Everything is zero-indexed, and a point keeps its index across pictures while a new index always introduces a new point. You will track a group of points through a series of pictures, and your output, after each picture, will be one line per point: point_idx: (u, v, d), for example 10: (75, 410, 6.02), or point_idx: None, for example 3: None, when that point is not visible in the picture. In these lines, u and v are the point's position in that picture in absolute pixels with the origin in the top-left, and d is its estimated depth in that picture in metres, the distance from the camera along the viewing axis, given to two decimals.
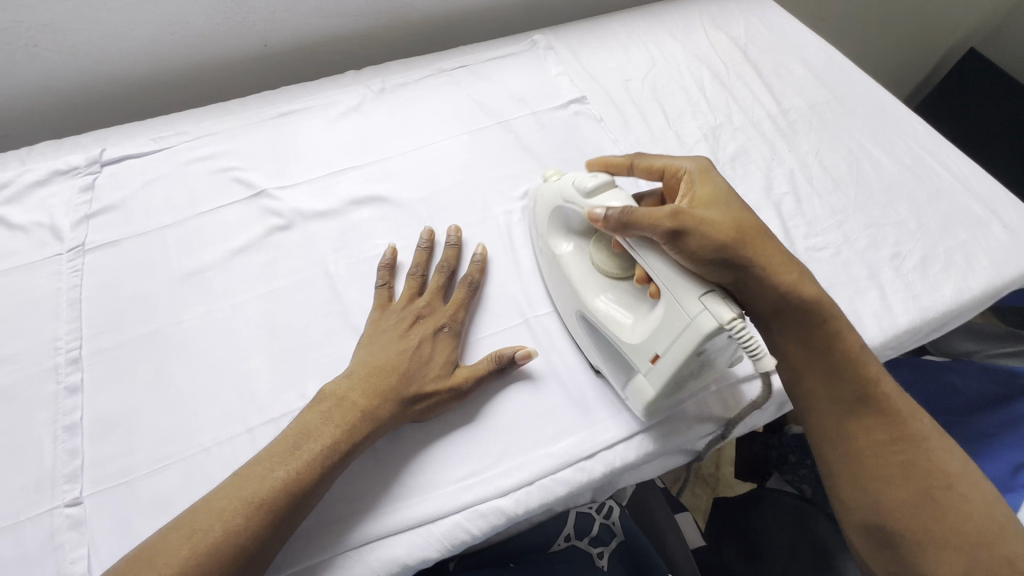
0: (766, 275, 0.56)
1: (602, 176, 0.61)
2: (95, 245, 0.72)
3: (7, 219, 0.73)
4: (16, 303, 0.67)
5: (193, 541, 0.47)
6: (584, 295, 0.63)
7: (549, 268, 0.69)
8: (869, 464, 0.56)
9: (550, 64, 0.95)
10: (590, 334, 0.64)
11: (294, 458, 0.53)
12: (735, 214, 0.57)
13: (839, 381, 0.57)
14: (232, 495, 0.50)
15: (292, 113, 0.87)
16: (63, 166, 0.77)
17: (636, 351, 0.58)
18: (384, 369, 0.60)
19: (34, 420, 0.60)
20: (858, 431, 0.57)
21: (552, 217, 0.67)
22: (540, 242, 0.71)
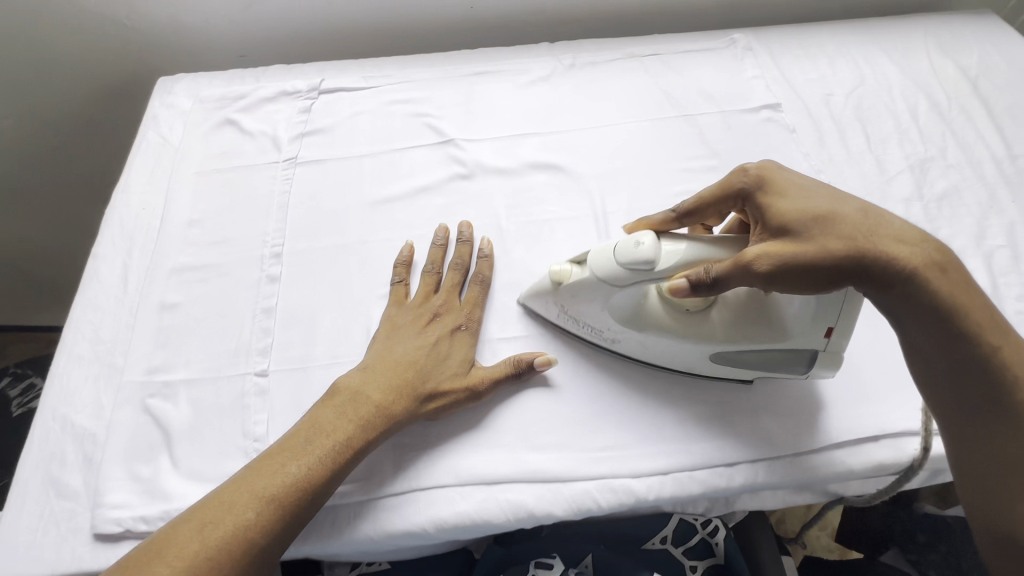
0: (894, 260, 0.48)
1: (649, 243, 0.53)
2: (305, 160, 0.81)
3: (241, 125, 0.84)
4: (238, 196, 0.77)
5: (203, 534, 0.47)
6: (706, 337, 0.59)
7: (638, 347, 0.62)
8: (1005, 466, 0.47)
9: (746, 66, 0.92)
10: (737, 361, 0.60)
11: (300, 456, 0.52)
12: (831, 207, 0.51)
13: (966, 384, 0.49)
14: (243, 490, 0.50)
15: (486, 74, 0.91)
16: (290, 89, 0.88)
17: (808, 338, 0.57)
18: (402, 364, 0.60)
19: (240, 296, 0.69)
20: (997, 442, 0.48)
21: (603, 309, 0.60)
22: (583, 327, 0.63)
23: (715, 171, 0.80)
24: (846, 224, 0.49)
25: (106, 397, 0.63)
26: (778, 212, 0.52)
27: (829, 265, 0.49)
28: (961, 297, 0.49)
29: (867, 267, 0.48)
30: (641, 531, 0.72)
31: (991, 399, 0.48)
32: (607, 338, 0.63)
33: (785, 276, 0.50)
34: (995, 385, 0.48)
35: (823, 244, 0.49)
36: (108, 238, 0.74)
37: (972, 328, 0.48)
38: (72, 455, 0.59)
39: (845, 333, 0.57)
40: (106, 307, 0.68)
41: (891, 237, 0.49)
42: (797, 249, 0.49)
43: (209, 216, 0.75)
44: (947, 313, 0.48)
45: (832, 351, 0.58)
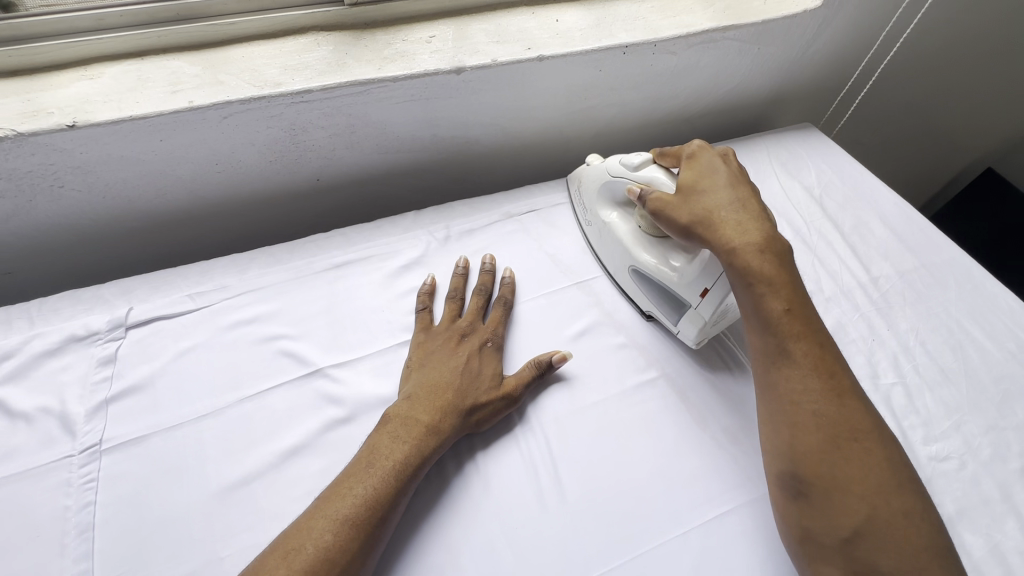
0: (720, 226, 0.63)
1: (641, 158, 0.74)
2: (115, 442, 0.60)
3: (7, 405, 0.61)
4: (9, 530, 0.54)
5: (288, 561, 0.49)
6: (636, 246, 0.76)
7: (597, 233, 0.82)
8: (774, 403, 0.57)
9: None
10: (641, 281, 0.76)
11: (360, 478, 0.55)
12: (712, 185, 0.67)
13: (762, 336, 0.59)
14: (319, 516, 0.52)
15: (350, 265, 0.78)
16: (81, 332, 0.66)
17: (688, 289, 0.69)
18: (440, 385, 0.64)
19: None
20: (779, 378, 0.57)
21: (600, 191, 0.82)
22: (581, 207, 0.86)
23: (623, 349, 0.75)
24: (710, 202, 0.65)
25: None
26: (686, 176, 0.69)
27: (684, 222, 0.66)
28: (768, 271, 0.59)
29: (709, 232, 0.63)
30: None
31: (776, 347, 0.58)
32: (587, 218, 0.85)
33: (660, 217, 0.68)
34: (779, 331, 0.58)
35: (691, 207, 0.66)
36: None
37: (769, 293, 0.59)
38: None
39: (717, 305, 0.67)
40: None
41: (738, 224, 0.63)
42: (672, 206, 0.67)
43: None
44: (747, 276, 0.60)
45: (702, 314, 0.68)
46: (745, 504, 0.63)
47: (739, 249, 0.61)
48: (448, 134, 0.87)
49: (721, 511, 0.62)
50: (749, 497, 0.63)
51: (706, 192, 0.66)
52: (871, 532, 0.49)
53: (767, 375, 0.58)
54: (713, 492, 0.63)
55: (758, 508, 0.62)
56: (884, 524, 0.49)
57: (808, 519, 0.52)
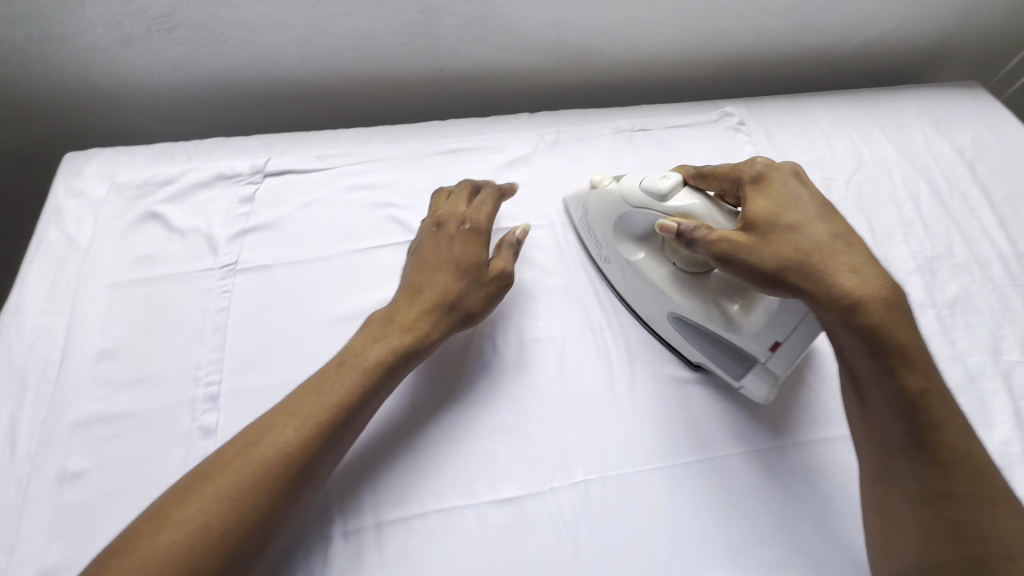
0: (830, 280, 0.49)
1: (672, 180, 0.58)
2: (248, 265, 0.68)
3: (167, 220, 0.71)
4: (163, 317, 0.64)
5: (286, 429, 0.49)
6: (676, 290, 0.61)
7: (619, 274, 0.67)
8: (897, 497, 0.48)
9: (740, 144, 0.85)
10: (685, 330, 0.62)
11: (375, 366, 0.55)
12: (799, 221, 0.52)
13: (890, 423, 0.48)
14: (313, 392, 0.52)
15: (460, 152, 0.81)
16: (228, 172, 0.75)
17: (754, 342, 0.57)
18: (414, 292, 0.61)
19: (165, 457, 0.56)
20: (903, 474, 0.47)
21: (615, 225, 0.66)
22: (594, 236, 0.70)
23: None
24: (808, 241, 0.51)
25: None
26: (756, 211, 0.54)
27: (773, 271, 0.51)
28: (903, 338, 0.47)
29: (816, 285, 0.49)
30: None
31: (907, 438, 0.47)
32: (602, 254, 0.69)
33: (733, 264, 0.53)
34: (916, 421, 0.46)
35: (777, 250, 0.51)
36: None
37: (903, 369, 0.46)
38: None
39: (790, 355, 0.57)
40: None
41: (850, 268, 0.49)
42: (752, 249, 0.52)
43: (125, 345, 0.62)
44: (875, 347, 0.47)
45: (775, 370, 0.58)
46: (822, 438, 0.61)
47: (864, 312, 0.47)
48: (572, 40, 0.86)
49: (794, 440, 0.61)
50: (830, 434, 0.61)
51: (803, 230, 0.51)
52: None
53: (884, 463, 0.49)
54: (790, 422, 0.62)
55: (838, 446, 0.60)
56: None
57: None
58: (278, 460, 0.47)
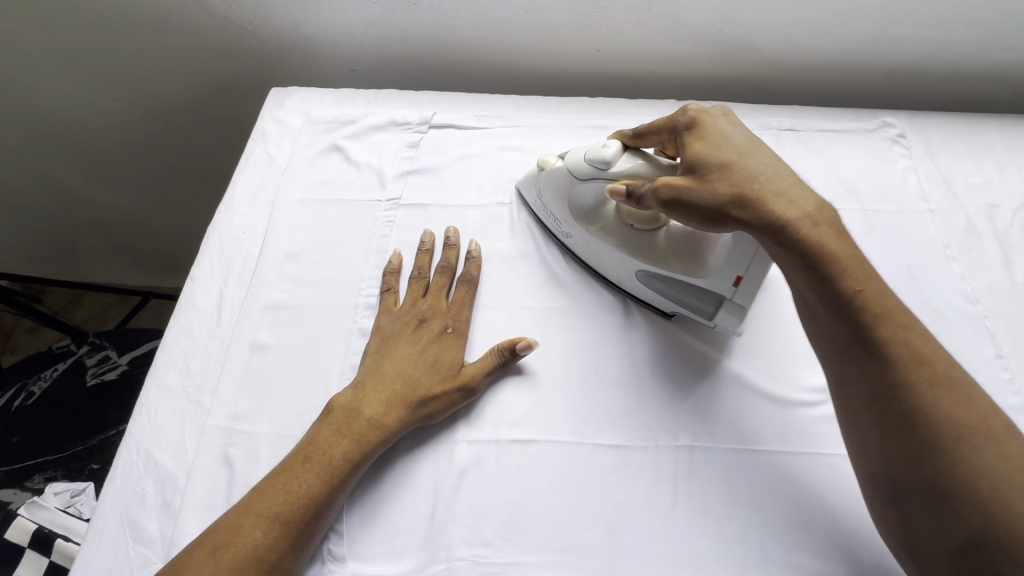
0: (763, 206, 0.54)
1: (613, 148, 0.63)
2: (409, 202, 0.77)
3: (347, 153, 0.82)
4: (337, 233, 0.75)
5: (318, 466, 0.55)
6: (637, 246, 0.67)
7: (582, 246, 0.71)
8: (855, 401, 0.51)
9: (896, 157, 0.82)
10: (654, 285, 0.67)
11: (379, 424, 0.58)
12: (730, 157, 0.57)
13: (833, 331, 0.52)
14: (332, 432, 0.57)
15: (606, 129, 0.85)
16: (400, 120, 0.85)
17: (718, 280, 0.63)
18: (395, 375, 0.61)
19: (329, 348, 0.66)
20: (848, 375, 0.51)
21: (569, 206, 0.71)
22: (550, 217, 0.74)
23: None
24: (742, 173, 0.56)
25: (189, 437, 0.61)
26: (693, 154, 0.59)
27: (715, 208, 0.55)
28: (838, 250, 0.52)
29: (752, 210, 0.54)
30: None
31: (850, 339, 0.50)
32: (563, 232, 0.73)
33: (678, 209, 0.57)
34: (857, 322, 0.50)
35: (718, 187, 0.56)
36: (208, 259, 0.73)
37: (842, 275, 0.51)
38: (152, 497, 0.58)
39: (751, 288, 0.62)
40: (198, 337, 0.67)
41: (784, 196, 0.54)
42: (695, 188, 0.56)
43: (306, 251, 0.73)
44: (812, 257, 0.52)
45: (739, 304, 0.64)
46: None
47: (796, 228, 0.52)
48: (733, 33, 0.86)
49: None
50: None
51: (733, 165, 0.56)
52: (992, 551, 0.42)
53: (836, 374, 0.52)
54: None
55: None
56: (1010, 531, 0.41)
57: (911, 527, 0.47)
58: (318, 494, 0.54)
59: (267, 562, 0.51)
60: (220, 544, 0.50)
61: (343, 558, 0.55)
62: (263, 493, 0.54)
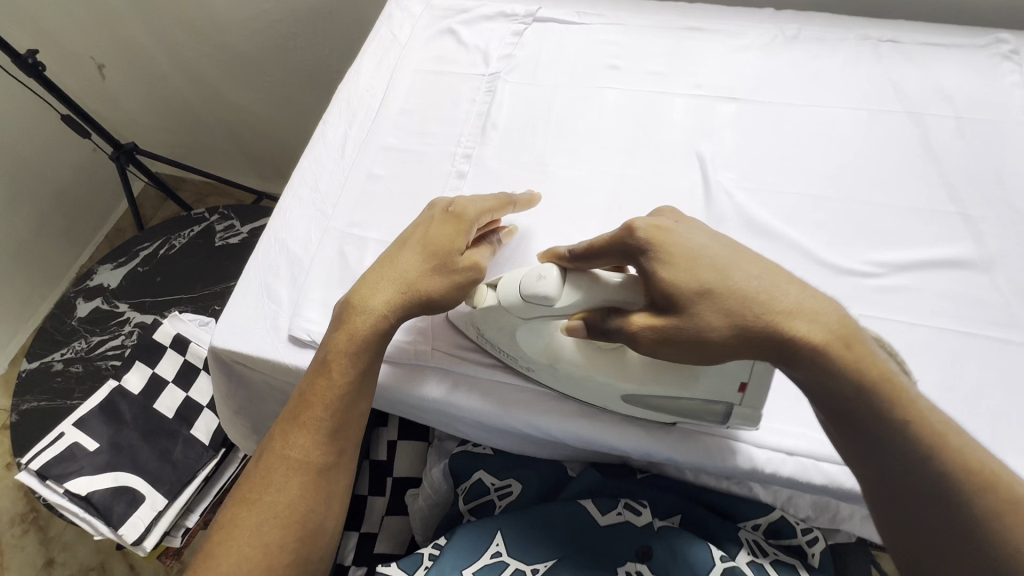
0: (797, 347, 0.46)
1: (550, 281, 0.55)
2: (507, 78, 0.86)
3: (459, 36, 0.92)
4: (443, 98, 0.86)
5: (323, 377, 0.61)
6: (618, 376, 0.58)
7: (549, 377, 0.62)
8: (926, 564, 0.45)
9: (1003, 72, 0.79)
10: (646, 407, 0.59)
11: (375, 319, 0.61)
12: (720, 270, 0.50)
13: (901, 494, 0.46)
14: (332, 343, 0.61)
15: (700, 29, 0.88)
16: (508, 12, 0.94)
17: (718, 389, 0.55)
18: (388, 267, 0.62)
19: (431, 184, 0.77)
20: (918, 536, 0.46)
21: (520, 343, 0.60)
22: (501, 352, 0.63)
23: (933, 180, 0.71)
24: (741, 299, 0.48)
25: (313, 234, 0.75)
26: (670, 277, 0.50)
27: (723, 346, 0.48)
28: (882, 376, 0.46)
29: (780, 351, 0.47)
30: (732, 507, 0.69)
31: (925, 493, 0.45)
32: (522, 364, 0.63)
33: (663, 345, 0.51)
34: (929, 471, 0.45)
35: (710, 314, 0.48)
36: (338, 109, 0.86)
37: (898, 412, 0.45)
38: (284, 271, 0.72)
39: (761, 391, 0.55)
40: (325, 165, 0.81)
41: (801, 315, 0.47)
42: (681, 326, 0.50)
43: (417, 109, 0.85)
44: (870, 401, 0.46)
45: (750, 408, 0.56)
46: (1003, 338, 0.61)
47: (838, 361, 0.46)
48: None
49: (960, 331, 0.62)
50: (999, 337, 0.61)
51: (729, 290, 0.48)
52: None
53: (899, 532, 0.47)
54: (963, 315, 0.63)
55: (1006, 351, 0.60)
56: None
57: None
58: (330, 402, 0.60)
59: (296, 459, 0.60)
60: (264, 449, 0.61)
61: (428, 332, 0.67)
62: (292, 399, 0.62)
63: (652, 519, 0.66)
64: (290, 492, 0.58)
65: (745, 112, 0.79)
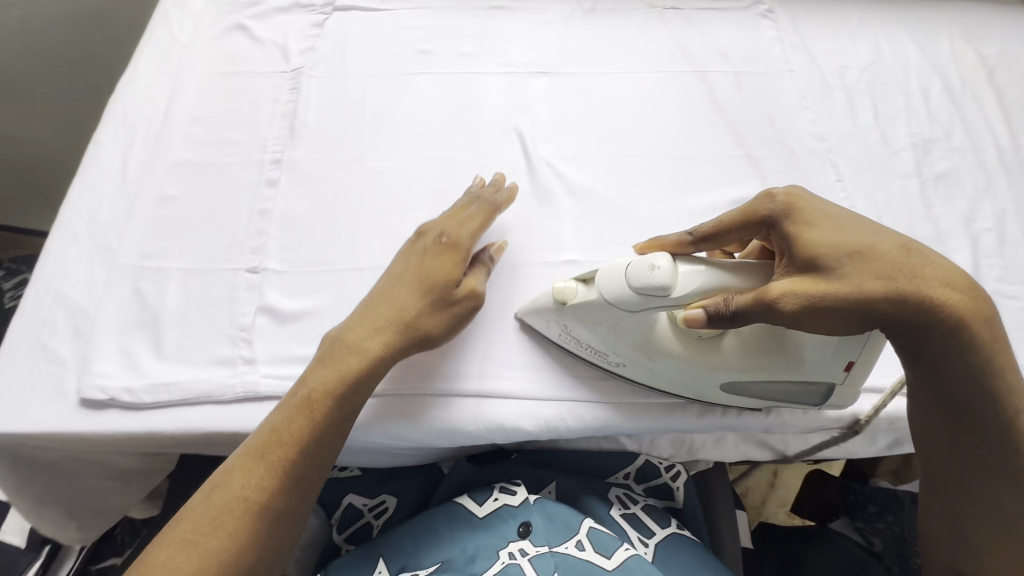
0: (923, 303, 0.47)
1: (665, 269, 0.50)
2: (312, 73, 0.80)
3: (252, 32, 0.83)
4: (241, 102, 0.77)
5: (302, 411, 0.53)
6: (720, 363, 0.57)
7: (642, 373, 0.60)
8: (958, 486, 0.54)
9: (764, 29, 0.90)
10: (746, 393, 0.60)
11: (361, 350, 0.55)
12: (869, 240, 0.49)
13: (973, 434, 0.51)
14: (319, 376, 0.55)
15: (505, 8, 0.89)
16: (304, 2, 0.87)
17: (825, 371, 0.58)
18: (383, 306, 0.57)
19: (238, 198, 0.70)
20: (952, 462, 0.54)
21: (615, 335, 0.57)
22: (586, 348, 0.60)
23: (721, 130, 0.79)
24: (885, 263, 0.48)
25: (97, 276, 0.64)
26: (809, 252, 0.49)
27: (858, 310, 0.48)
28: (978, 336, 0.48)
29: (902, 312, 0.47)
30: (603, 464, 0.73)
31: (983, 439, 0.51)
32: (612, 362, 0.60)
33: (810, 317, 0.48)
34: (994, 419, 0.50)
35: (859, 283, 0.47)
36: (111, 126, 0.74)
37: (989, 371, 0.49)
38: (64, 325, 0.61)
39: (863, 369, 0.58)
40: (103, 194, 0.69)
41: (937, 279, 0.48)
42: (828, 289, 0.47)
43: (212, 117, 0.76)
44: (969, 356, 0.48)
45: (851, 386, 0.60)
46: None
47: (959, 316, 0.47)
48: None
49: None
50: None
51: (873, 253, 0.48)
52: None
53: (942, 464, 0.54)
54: None
55: None
56: None
57: None
58: (303, 438, 0.52)
59: (257, 502, 0.51)
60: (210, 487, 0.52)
61: (255, 361, 0.60)
62: (261, 432, 0.54)
63: (528, 495, 0.65)
64: (231, 544, 0.49)
65: (558, 85, 0.81)
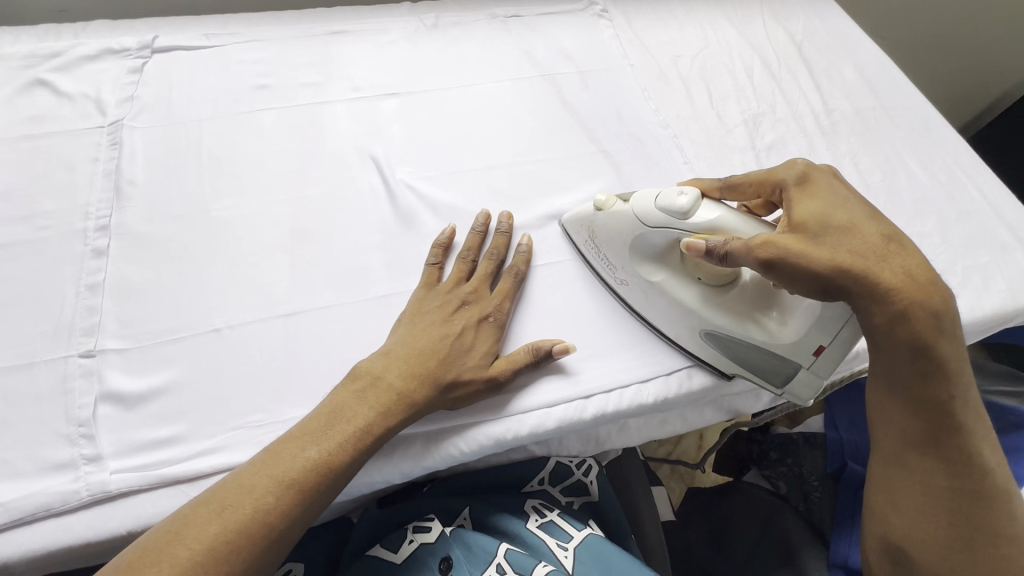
0: (884, 281, 0.48)
1: (689, 197, 0.57)
2: (134, 124, 0.73)
3: (55, 86, 0.75)
4: (51, 166, 0.69)
5: (315, 437, 0.51)
6: (704, 306, 0.62)
7: (640, 294, 0.65)
8: (901, 461, 0.55)
9: (601, 28, 0.95)
10: (723, 349, 0.63)
11: (400, 393, 0.54)
12: (857, 220, 0.51)
13: (919, 411, 0.53)
14: (342, 405, 0.53)
15: (344, 32, 0.87)
16: (115, 47, 0.79)
17: (798, 350, 0.58)
18: (422, 352, 0.57)
19: (60, 275, 0.62)
20: (894, 432, 0.56)
21: (632, 249, 0.64)
22: (603, 259, 0.67)
23: (574, 129, 0.82)
24: (864, 243, 0.49)
25: None
26: (803, 215, 0.52)
27: (825, 279, 0.49)
28: (934, 322, 0.50)
29: (864, 288, 0.49)
30: (515, 476, 0.71)
31: (928, 414, 0.53)
32: (617, 278, 0.66)
33: (785, 268, 0.50)
34: (940, 396, 0.52)
35: (835, 253, 0.49)
36: None
37: (942, 352, 0.50)
38: None
39: (840, 353, 0.57)
40: None
41: (900, 269, 0.49)
42: (806, 251, 0.49)
43: (16, 188, 0.67)
44: (919, 336, 0.50)
45: (817, 374, 0.60)
46: None
47: (909, 301, 0.49)
48: None
49: None
50: None
51: (857, 233, 0.49)
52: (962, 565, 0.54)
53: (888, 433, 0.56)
54: None
55: None
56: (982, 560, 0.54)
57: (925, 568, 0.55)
58: (306, 467, 0.49)
59: (231, 545, 0.44)
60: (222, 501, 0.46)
61: (101, 458, 0.53)
62: (262, 463, 0.49)
63: (443, 528, 0.63)
64: None
65: (410, 105, 0.80)
